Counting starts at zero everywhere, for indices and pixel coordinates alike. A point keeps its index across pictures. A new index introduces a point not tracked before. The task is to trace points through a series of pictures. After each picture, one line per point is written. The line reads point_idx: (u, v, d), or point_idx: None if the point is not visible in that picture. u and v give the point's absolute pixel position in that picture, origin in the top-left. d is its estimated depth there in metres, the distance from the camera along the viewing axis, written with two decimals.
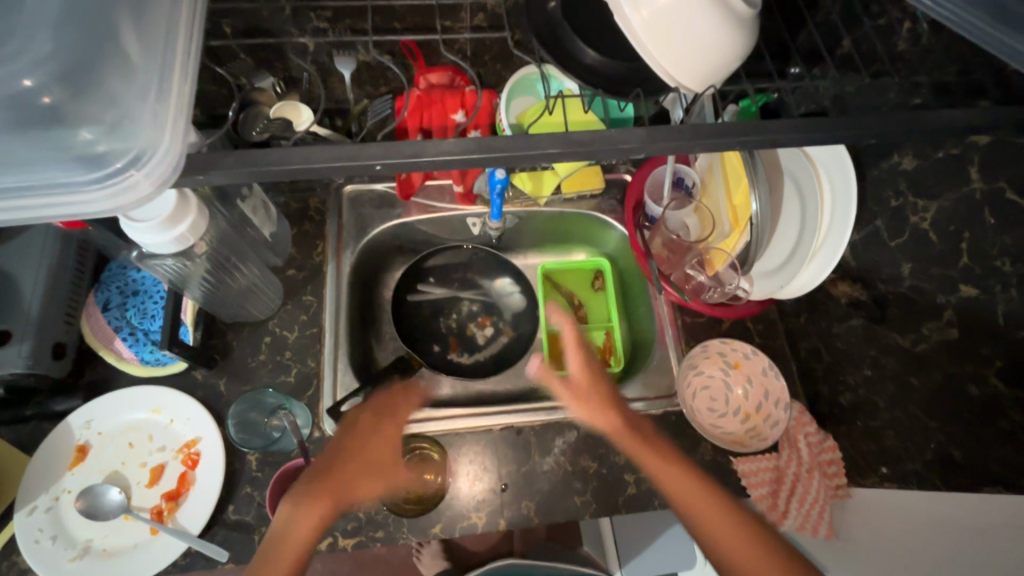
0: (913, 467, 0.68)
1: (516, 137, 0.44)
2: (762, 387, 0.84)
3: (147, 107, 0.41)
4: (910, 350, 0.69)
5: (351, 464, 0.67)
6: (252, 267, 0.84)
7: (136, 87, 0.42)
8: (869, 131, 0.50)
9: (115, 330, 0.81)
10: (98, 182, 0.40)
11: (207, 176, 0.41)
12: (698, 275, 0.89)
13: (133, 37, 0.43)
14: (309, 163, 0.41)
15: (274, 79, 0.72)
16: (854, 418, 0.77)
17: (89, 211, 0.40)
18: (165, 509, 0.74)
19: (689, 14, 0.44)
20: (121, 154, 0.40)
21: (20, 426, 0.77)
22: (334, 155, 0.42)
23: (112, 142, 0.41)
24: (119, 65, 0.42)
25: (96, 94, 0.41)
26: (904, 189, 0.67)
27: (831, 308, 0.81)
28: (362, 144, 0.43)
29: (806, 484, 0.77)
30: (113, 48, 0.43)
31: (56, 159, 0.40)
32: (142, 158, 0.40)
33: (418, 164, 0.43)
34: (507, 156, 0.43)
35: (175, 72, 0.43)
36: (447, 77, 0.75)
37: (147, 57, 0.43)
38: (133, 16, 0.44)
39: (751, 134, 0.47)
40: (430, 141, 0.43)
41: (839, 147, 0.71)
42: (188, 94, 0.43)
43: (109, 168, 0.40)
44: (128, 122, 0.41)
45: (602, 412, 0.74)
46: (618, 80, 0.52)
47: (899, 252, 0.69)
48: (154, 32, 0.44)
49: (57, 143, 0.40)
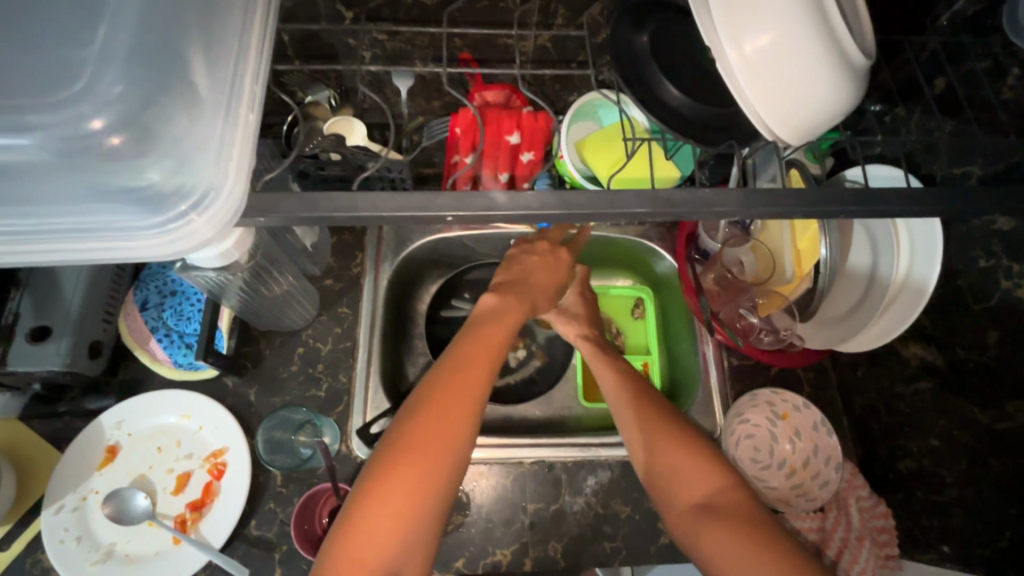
0: (983, 553, 0.62)
1: (599, 193, 0.43)
2: (812, 442, 0.79)
3: (211, 145, 0.42)
4: (988, 427, 0.62)
5: (477, 347, 0.66)
6: (288, 275, 0.80)
7: (202, 123, 0.42)
8: (963, 204, 0.47)
9: (151, 331, 0.80)
10: (159, 227, 0.41)
11: (268, 218, 0.42)
12: (750, 317, 0.83)
13: (203, 68, 0.43)
14: (379, 212, 0.42)
15: (330, 92, 0.70)
16: (915, 488, 0.72)
17: (144, 254, 0.41)
18: (189, 519, 0.73)
19: (793, 58, 0.40)
20: (183, 196, 0.41)
21: (53, 421, 0.77)
22: (402, 205, 0.42)
23: (175, 183, 0.41)
24: (185, 98, 0.42)
25: (162, 135, 0.41)
26: (997, 250, 0.61)
27: (894, 366, 0.75)
28: (429, 193, 0.43)
29: (854, 552, 0.71)
30: (180, 81, 0.42)
31: (117, 202, 0.41)
32: (204, 201, 0.41)
33: (490, 216, 0.43)
34: (589, 213, 0.43)
35: (243, 106, 0.43)
36: (504, 95, 0.72)
37: (214, 89, 0.43)
38: (202, 47, 0.44)
39: (833, 203, 0.45)
40: (506, 194, 0.43)
41: (934, 218, 0.66)
42: (254, 126, 0.43)
43: (170, 211, 0.41)
44: (192, 162, 0.41)
45: (627, 379, 0.74)
46: (702, 124, 0.49)
47: (985, 318, 0.63)
48: (222, 63, 0.44)
49: (123, 183, 0.40)
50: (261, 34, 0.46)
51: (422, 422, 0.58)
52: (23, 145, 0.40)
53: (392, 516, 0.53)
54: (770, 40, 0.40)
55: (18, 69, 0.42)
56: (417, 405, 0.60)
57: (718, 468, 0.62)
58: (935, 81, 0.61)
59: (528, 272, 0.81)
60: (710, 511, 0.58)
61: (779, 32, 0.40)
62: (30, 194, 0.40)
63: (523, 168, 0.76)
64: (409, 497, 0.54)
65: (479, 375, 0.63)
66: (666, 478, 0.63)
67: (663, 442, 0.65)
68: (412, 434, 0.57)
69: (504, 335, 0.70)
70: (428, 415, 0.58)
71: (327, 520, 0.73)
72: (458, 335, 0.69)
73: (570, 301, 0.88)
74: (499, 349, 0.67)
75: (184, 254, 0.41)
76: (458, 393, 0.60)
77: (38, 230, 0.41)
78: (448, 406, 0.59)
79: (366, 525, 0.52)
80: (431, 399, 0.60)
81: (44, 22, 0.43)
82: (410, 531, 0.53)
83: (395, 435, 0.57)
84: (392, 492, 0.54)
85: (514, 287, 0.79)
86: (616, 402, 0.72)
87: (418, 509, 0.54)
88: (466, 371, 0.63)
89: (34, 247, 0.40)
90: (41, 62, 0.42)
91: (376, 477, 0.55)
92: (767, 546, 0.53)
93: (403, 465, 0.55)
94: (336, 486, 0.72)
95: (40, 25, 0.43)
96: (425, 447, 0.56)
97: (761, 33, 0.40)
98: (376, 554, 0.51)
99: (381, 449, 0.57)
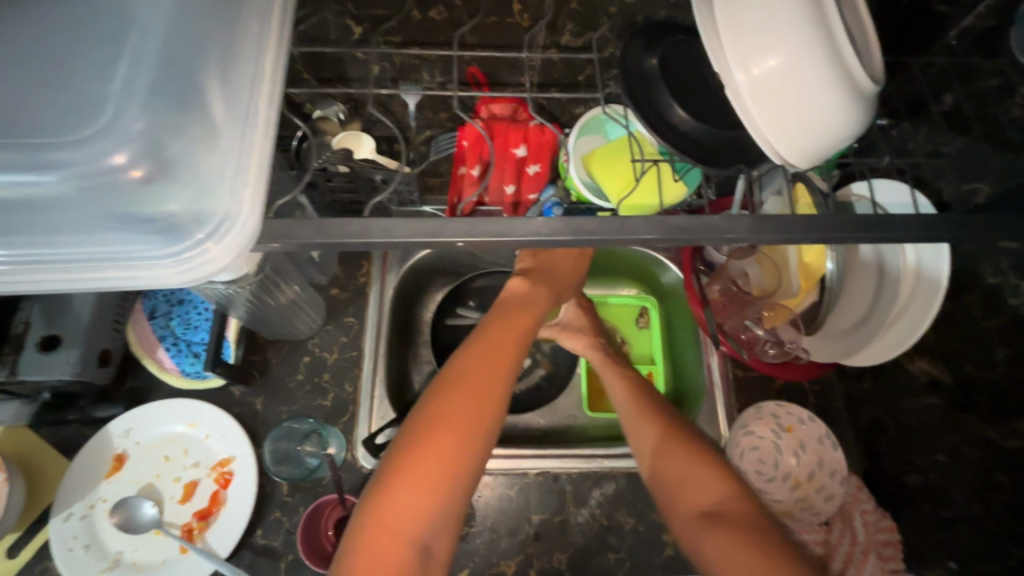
0: (988, 570, 0.62)
1: (608, 217, 0.44)
2: (817, 456, 0.79)
3: (227, 173, 0.42)
4: (996, 444, 0.62)
5: (503, 331, 0.66)
6: (293, 285, 0.80)
7: (219, 152, 0.43)
8: (972, 228, 0.47)
9: (159, 339, 0.81)
10: (177, 255, 0.41)
11: (282, 243, 0.42)
12: (756, 328, 0.82)
13: (220, 98, 0.44)
14: (392, 238, 0.42)
15: (339, 106, 0.71)
16: (922, 503, 0.71)
17: (164, 282, 0.42)
18: (196, 528, 0.73)
19: (802, 83, 0.40)
20: (201, 225, 0.41)
21: (62, 428, 0.78)
22: (415, 229, 0.42)
23: (193, 212, 0.41)
24: (202, 128, 0.43)
25: (180, 167, 0.42)
26: (1004, 267, 0.61)
27: (901, 381, 0.74)
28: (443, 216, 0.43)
29: (859, 566, 0.72)
30: (198, 113, 0.43)
31: (137, 232, 0.41)
32: (219, 229, 0.41)
33: (500, 241, 0.43)
34: (597, 237, 0.43)
35: (258, 132, 0.43)
36: (511, 108, 0.73)
37: (230, 117, 0.44)
38: (218, 78, 0.44)
39: (841, 228, 0.45)
40: (517, 219, 0.43)
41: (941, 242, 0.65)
42: (268, 151, 0.43)
43: (188, 239, 0.41)
44: (209, 191, 0.42)
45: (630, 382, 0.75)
46: (711, 147, 0.49)
47: (992, 335, 0.63)
48: (237, 92, 0.44)
49: (141, 213, 0.41)
50: (274, 58, 0.46)
51: (451, 406, 0.58)
52: (46, 181, 0.41)
53: (421, 498, 0.54)
54: (777, 63, 0.40)
55: (38, 107, 0.42)
56: (446, 385, 0.60)
57: (725, 477, 0.62)
58: (943, 97, 0.61)
59: (555, 261, 0.81)
60: (713, 516, 0.59)
61: (787, 56, 0.40)
62: (55, 227, 0.41)
63: (528, 179, 0.77)
64: (436, 483, 0.54)
65: (506, 365, 0.63)
66: (671, 481, 0.63)
67: (673, 448, 0.65)
68: (440, 412, 0.57)
69: (531, 321, 0.70)
70: (460, 395, 0.58)
71: (332, 532, 0.73)
72: (483, 321, 0.68)
73: (570, 316, 0.87)
74: (524, 333, 0.67)
75: (204, 281, 0.42)
76: (489, 375, 0.61)
77: (61, 259, 0.41)
78: (476, 393, 0.59)
79: (399, 499, 0.53)
80: (461, 380, 0.60)
81: (61, 57, 0.44)
82: (438, 510, 0.54)
83: (423, 414, 0.58)
84: (418, 475, 0.54)
85: (541, 273, 0.79)
86: (626, 411, 0.72)
87: (449, 488, 0.55)
88: (494, 354, 0.63)
89: (63, 277, 0.41)
90: (64, 99, 0.42)
91: (406, 453, 0.55)
92: (767, 549, 0.54)
93: (429, 449, 0.55)
94: (342, 497, 0.72)
95: (60, 61, 0.44)
96: (453, 432, 0.56)
97: (769, 57, 0.40)
98: (405, 534, 0.52)
99: (412, 422, 0.58)
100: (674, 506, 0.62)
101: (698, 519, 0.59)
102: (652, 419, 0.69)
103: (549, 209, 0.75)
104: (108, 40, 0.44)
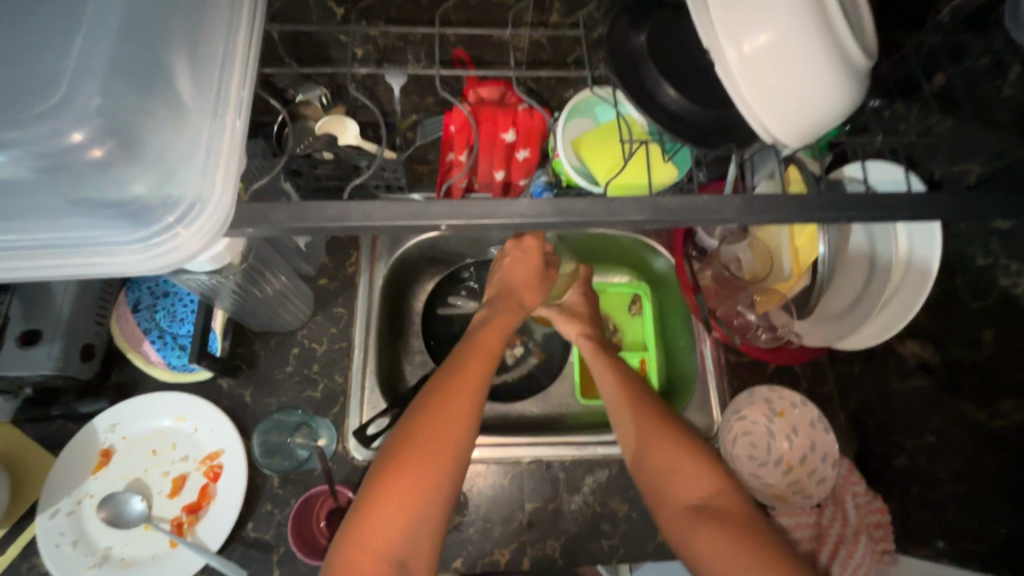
0: (976, 549, 0.63)
1: (594, 199, 0.43)
2: (809, 439, 0.79)
3: (197, 156, 0.41)
4: (983, 425, 0.62)
5: (473, 351, 0.67)
6: (280, 276, 0.79)
7: (187, 132, 0.41)
8: (964, 208, 0.46)
9: (144, 333, 0.80)
10: (145, 241, 0.40)
11: (255, 228, 0.41)
12: (747, 314, 0.83)
13: (188, 77, 0.43)
14: (368, 221, 0.41)
15: (322, 90, 0.69)
16: (911, 484, 0.72)
17: (131, 271, 0.40)
18: (185, 522, 0.72)
19: (790, 60, 0.39)
20: (171, 208, 0.40)
21: (46, 424, 0.77)
22: (393, 213, 0.41)
23: (162, 195, 0.40)
24: (169, 108, 0.42)
25: (145, 147, 0.40)
26: (994, 248, 0.61)
27: (891, 364, 0.74)
28: (423, 200, 0.42)
29: (851, 548, 0.72)
30: (164, 90, 0.42)
31: (99, 216, 0.40)
32: (191, 213, 0.40)
33: (482, 225, 0.42)
34: (584, 220, 0.42)
35: (229, 111, 0.42)
36: (500, 91, 0.71)
37: (199, 96, 0.42)
38: (186, 56, 0.43)
39: (832, 208, 0.44)
40: (500, 202, 0.42)
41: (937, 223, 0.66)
42: (241, 132, 0.42)
43: (156, 224, 0.40)
44: (178, 173, 0.40)
45: (622, 379, 0.73)
46: (700, 127, 0.49)
47: (981, 316, 0.63)
48: (207, 72, 0.43)
49: (107, 196, 0.40)
50: (246, 37, 0.45)
51: (420, 425, 0.58)
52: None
53: (393, 519, 0.54)
54: (768, 39, 0.39)
55: None
56: (416, 409, 0.60)
57: (718, 472, 0.62)
58: (935, 76, 0.61)
59: (508, 271, 0.80)
60: (705, 514, 0.58)
61: (778, 31, 0.39)
62: (13, 210, 0.39)
63: (518, 164, 0.77)
64: (407, 502, 0.54)
65: (477, 380, 0.63)
66: (659, 478, 0.63)
67: (664, 446, 0.64)
68: (410, 435, 0.58)
69: (499, 341, 0.71)
70: (428, 418, 0.58)
71: (323, 522, 0.72)
72: (458, 344, 0.69)
73: (571, 301, 0.87)
74: (495, 353, 0.68)
75: (175, 268, 0.41)
76: (457, 392, 0.61)
77: (21, 245, 0.40)
78: (444, 409, 0.59)
79: (374, 519, 0.53)
80: (430, 403, 0.60)
81: (11, 27, 0.42)
82: (412, 528, 0.54)
83: (397, 435, 0.58)
84: (390, 496, 0.54)
85: (504, 297, 0.78)
86: (615, 405, 0.71)
87: (422, 506, 0.55)
88: (465, 373, 0.63)
89: (23, 266, 0.39)
90: (16, 73, 0.41)
91: (379, 475, 0.56)
92: (763, 548, 0.54)
93: (399, 471, 0.55)
94: (333, 488, 0.72)
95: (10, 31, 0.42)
96: (421, 451, 0.56)
97: (760, 32, 0.39)
98: (381, 553, 0.52)
99: (388, 443, 0.58)
100: (665, 509, 0.61)
101: (688, 514, 0.59)
102: (640, 415, 0.68)
103: (540, 192, 0.77)
104: (62, 10, 0.42)
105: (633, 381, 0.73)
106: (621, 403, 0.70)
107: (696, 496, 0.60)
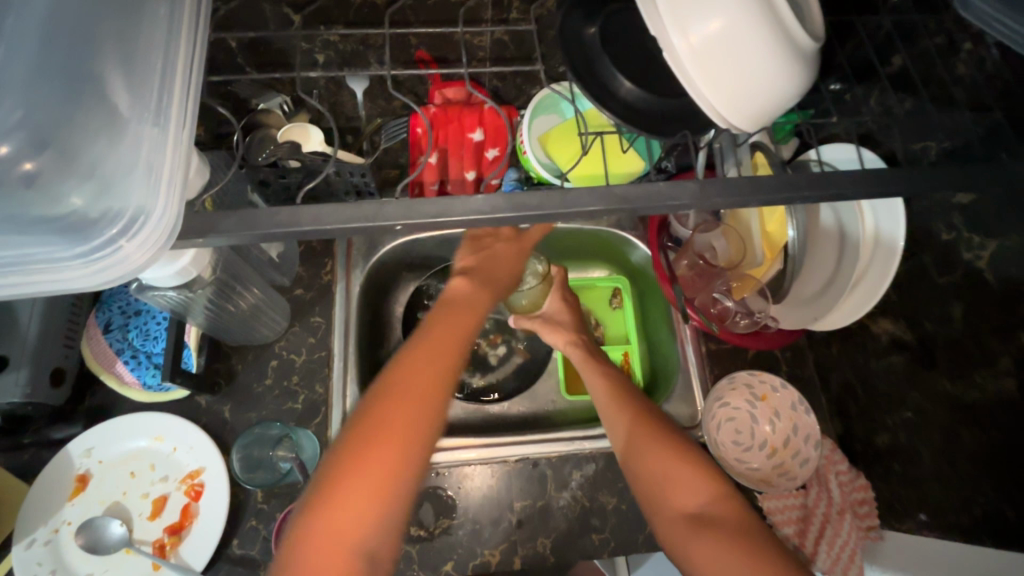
0: (957, 520, 0.63)
1: (553, 192, 0.43)
2: (791, 421, 0.80)
3: (138, 166, 0.40)
4: (958, 397, 0.63)
5: (444, 326, 0.61)
6: (253, 289, 0.82)
7: (124, 143, 0.41)
8: (922, 182, 0.47)
9: (117, 353, 0.78)
10: (84, 256, 0.39)
11: (207, 239, 0.40)
12: (725, 300, 0.83)
13: (124, 89, 0.42)
14: (322, 225, 0.41)
15: (283, 98, 0.71)
16: (891, 460, 0.73)
17: (70, 286, 0.39)
18: (168, 543, 0.71)
19: (742, 44, 0.40)
20: (111, 222, 0.39)
21: (17, 454, 0.75)
22: (348, 217, 0.41)
23: (100, 208, 0.40)
24: (105, 118, 0.41)
25: (79, 160, 0.41)
26: (958, 224, 0.62)
27: (866, 342, 0.76)
28: (379, 202, 0.42)
29: (836, 527, 0.72)
30: (98, 103, 0.42)
31: (35, 231, 0.39)
32: (133, 225, 0.39)
33: (442, 224, 0.42)
34: (544, 213, 0.42)
35: (171, 119, 0.41)
36: (465, 91, 0.73)
37: (136, 108, 0.42)
38: (121, 67, 0.43)
39: (788, 189, 0.45)
40: (458, 199, 0.42)
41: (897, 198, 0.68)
42: (184, 140, 0.41)
43: (97, 239, 0.39)
44: (117, 186, 0.40)
45: (616, 385, 0.74)
46: (659, 118, 0.49)
47: (949, 291, 0.64)
48: (144, 81, 0.42)
49: (40, 211, 0.39)
50: (187, 42, 0.43)
51: (382, 408, 0.54)
52: None
53: (352, 511, 0.50)
54: (719, 26, 0.39)
55: None
56: (380, 385, 0.56)
57: (710, 476, 0.62)
58: (891, 59, 0.62)
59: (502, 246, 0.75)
60: (702, 517, 0.59)
61: (729, 18, 0.39)
62: None
63: (488, 163, 0.77)
64: (367, 493, 0.50)
65: (443, 359, 0.58)
66: (654, 482, 0.63)
67: (656, 454, 0.64)
68: (372, 417, 0.53)
69: (475, 312, 0.65)
70: (389, 398, 0.54)
71: None
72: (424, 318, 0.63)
73: (554, 308, 0.87)
74: (469, 325, 0.63)
75: (115, 283, 0.39)
76: (419, 372, 0.56)
77: None
78: (406, 392, 0.54)
79: (335, 513, 0.50)
80: (393, 383, 0.55)
81: None
82: (374, 521, 0.50)
83: (359, 417, 0.54)
84: (351, 487, 0.50)
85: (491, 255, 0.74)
86: (607, 410, 0.71)
87: (383, 496, 0.51)
88: (432, 351, 0.58)
89: None
90: None
91: (336, 464, 0.52)
92: (762, 551, 0.54)
93: (362, 458, 0.51)
94: None
95: None
96: (384, 436, 0.52)
97: (710, 20, 0.40)
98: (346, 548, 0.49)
99: (348, 428, 0.54)
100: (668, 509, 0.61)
101: (684, 523, 0.59)
102: (632, 416, 0.69)
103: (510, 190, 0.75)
104: None
105: (624, 386, 0.74)
106: (612, 407, 0.71)
107: (690, 501, 0.60)
